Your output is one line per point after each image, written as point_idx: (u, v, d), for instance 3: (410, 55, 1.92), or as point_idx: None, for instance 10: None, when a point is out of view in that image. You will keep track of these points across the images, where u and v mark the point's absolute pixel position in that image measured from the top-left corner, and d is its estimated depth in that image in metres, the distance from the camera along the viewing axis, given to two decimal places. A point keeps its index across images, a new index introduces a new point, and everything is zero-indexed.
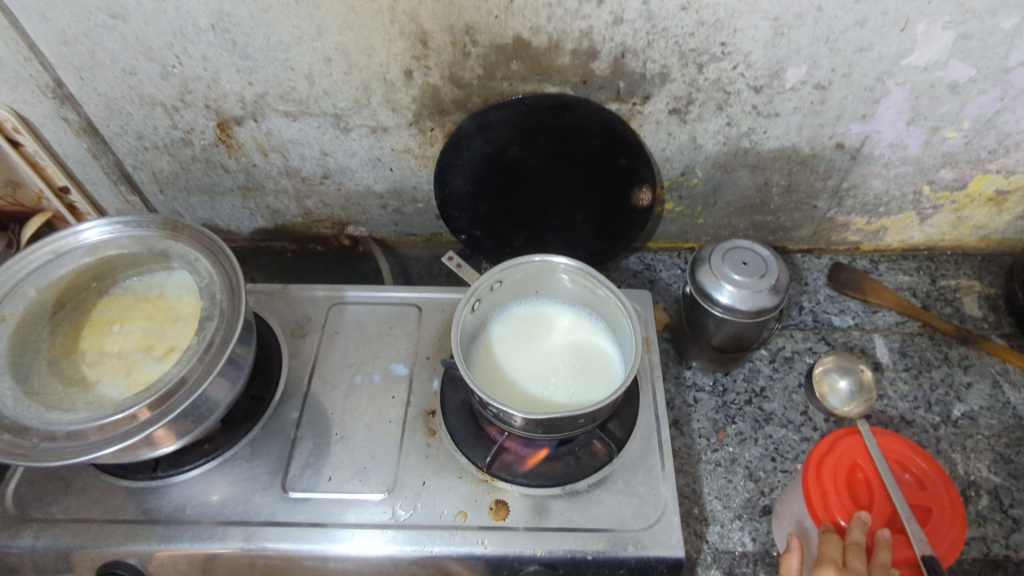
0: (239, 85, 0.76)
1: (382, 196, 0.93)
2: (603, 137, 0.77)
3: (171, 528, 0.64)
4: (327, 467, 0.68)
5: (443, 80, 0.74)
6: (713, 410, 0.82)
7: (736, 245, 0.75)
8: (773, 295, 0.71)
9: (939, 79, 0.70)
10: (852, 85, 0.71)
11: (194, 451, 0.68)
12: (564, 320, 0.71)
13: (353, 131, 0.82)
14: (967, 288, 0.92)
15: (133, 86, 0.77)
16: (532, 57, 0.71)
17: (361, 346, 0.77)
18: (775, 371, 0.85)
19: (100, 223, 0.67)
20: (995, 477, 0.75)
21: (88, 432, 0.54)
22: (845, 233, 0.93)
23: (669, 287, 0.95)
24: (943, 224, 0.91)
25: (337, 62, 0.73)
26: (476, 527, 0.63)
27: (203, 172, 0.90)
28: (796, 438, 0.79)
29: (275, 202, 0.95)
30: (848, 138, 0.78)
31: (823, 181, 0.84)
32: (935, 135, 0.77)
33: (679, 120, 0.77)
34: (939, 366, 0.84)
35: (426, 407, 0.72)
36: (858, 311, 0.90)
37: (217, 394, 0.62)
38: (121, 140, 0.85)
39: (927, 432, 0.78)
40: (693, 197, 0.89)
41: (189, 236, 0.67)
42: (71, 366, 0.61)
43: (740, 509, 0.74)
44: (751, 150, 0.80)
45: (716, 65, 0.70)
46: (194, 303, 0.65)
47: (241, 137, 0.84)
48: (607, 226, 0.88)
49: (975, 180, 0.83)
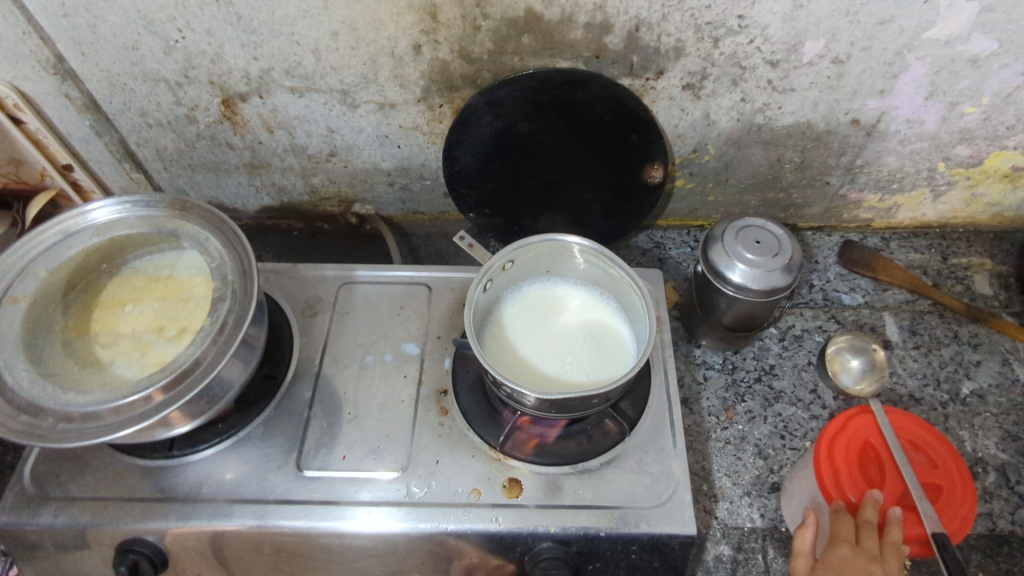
0: (244, 60, 0.75)
1: (389, 174, 0.92)
2: (615, 113, 0.76)
3: (188, 506, 0.64)
4: (341, 446, 0.68)
5: (452, 55, 0.73)
6: (723, 388, 0.82)
7: (749, 224, 0.74)
8: (785, 274, 0.71)
9: (960, 53, 0.69)
10: (870, 59, 0.70)
11: (209, 430, 0.68)
12: (576, 300, 0.71)
13: (360, 107, 0.80)
14: (978, 266, 0.92)
15: (136, 61, 0.76)
16: (544, 31, 0.69)
17: (371, 326, 0.77)
18: (785, 349, 0.85)
19: (108, 203, 0.66)
20: (1003, 454, 0.75)
21: (104, 413, 0.54)
22: (857, 210, 0.92)
23: (679, 265, 0.94)
24: (957, 201, 0.90)
25: (344, 36, 0.71)
26: (490, 504, 0.64)
27: (208, 150, 0.89)
28: (805, 416, 0.79)
29: (281, 180, 0.94)
30: (864, 114, 0.77)
31: (837, 158, 0.83)
32: (953, 111, 0.76)
33: (693, 95, 0.76)
34: (948, 344, 0.84)
35: (438, 386, 0.72)
36: (868, 289, 0.90)
37: (231, 374, 0.62)
38: (124, 117, 0.84)
39: (935, 410, 0.79)
40: (704, 175, 0.88)
41: (198, 216, 0.67)
42: (85, 346, 0.61)
43: (749, 486, 0.74)
44: (765, 126, 0.79)
45: (733, 38, 0.68)
46: (205, 283, 0.64)
47: (247, 113, 0.82)
48: (617, 204, 0.87)
49: (991, 156, 0.82)
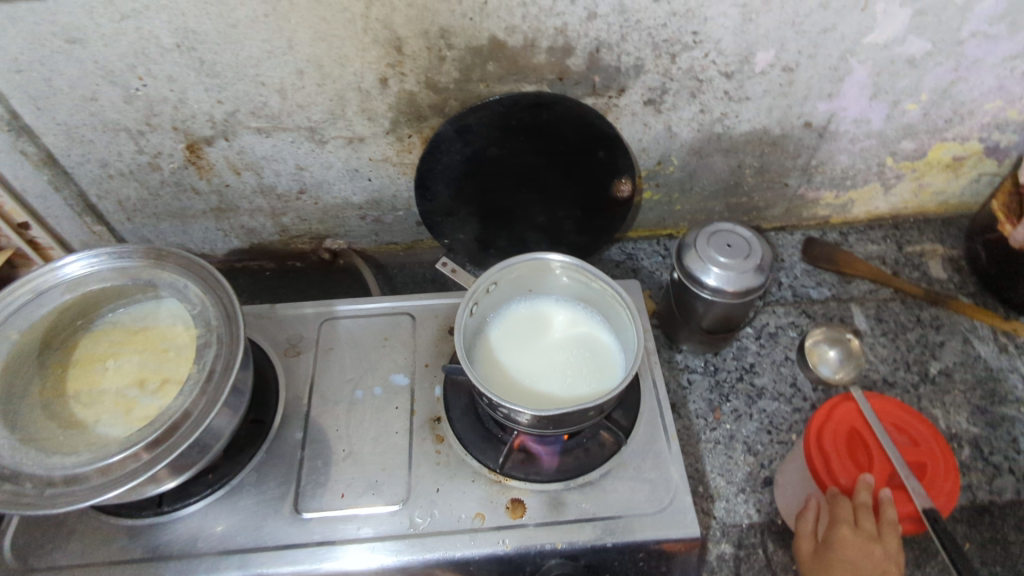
0: (208, 104, 0.74)
1: (360, 207, 0.92)
2: (582, 132, 0.78)
3: (184, 563, 0.62)
4: (339, 484, 0.67)
5: (419, 86, 0.74)
6: (708, 389, 0.84)
7: (719, 229, 0.77)
8: (758, 274, 0.73)
9: (898, 55, 0.73)
10: (817, 65, 0.74)
11: (199, 481, 0.66)
12: (561, 316, 0.72)
13: (329, 143, 0.80)
14: (932, 252, 0.97)
15: (95, 112, 0.74)
16: (508, 57, 0.71)
17: (357, 360, 0.76)
18: (762, 347, 0.87)
19: (81, 257, 0.64)
20: (975, 428, 0.79)
21: (90, 474, 0.52)
22: (815, 209, 0.97)
23: (652, 274, 0.97)
24: (906, 193, 0.95)
25: (310, 74, 0.71)
26: (495, 527, 0.64)
27: (173, 196, 0.87)
28: (789, 409, 0.81)
29: (249, 222, 0.93)
30: (815, 117, 0.81)
31: (793, 160, 0.87)
32: (896, 109, 0.80)
33: (654, 110, 0.79)
34: (913, 328, 0.88)
35: (431, 414, 0.72)
36: (833, 282, 0.94)
37: (220, 423, 0.60)
38: (83, 169, 0.82)
39: (909, 392, 0.82)
40: (670, 185, 0.91)
41: (175, 263, 0.65)
42: (65, 407, 0.59)
43: (742, 483, 0.76)
44: (724, 134, 0.83)
45: (689, 54, 0.72)
46: (187, 332, 0.63)
47: (212, 157, 0.82)
48: (589, 219, 0.89)
49: (933, 149, 0.87)
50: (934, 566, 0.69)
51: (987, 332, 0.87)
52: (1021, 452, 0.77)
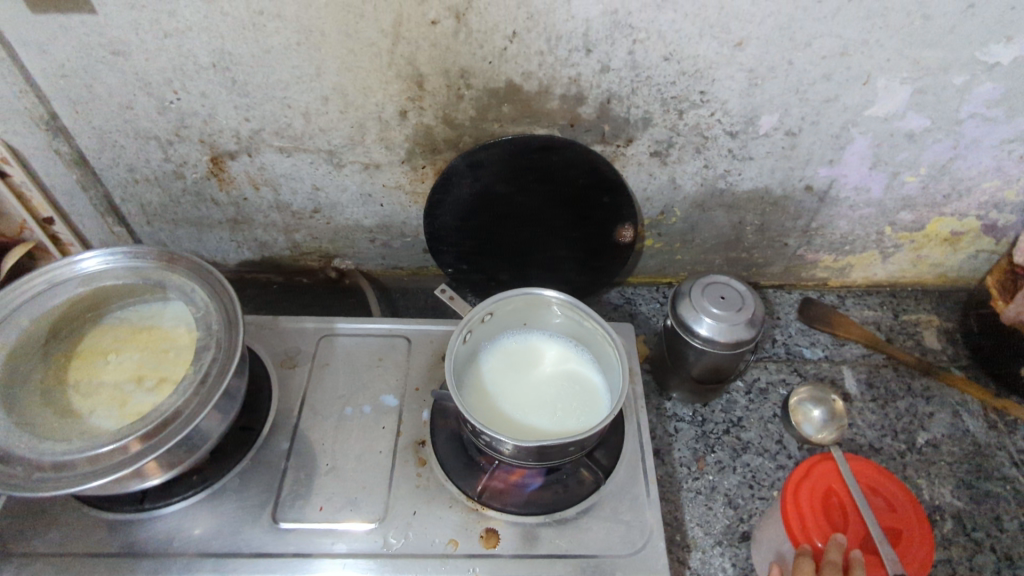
0: (236, 121, 0.78)
1: (370, 231, 0.95)
2: (588, 176, 0.81)
3: (158, 561, 0.63)
4: (318, 497, 0.68)
5: (436, 120, 0.78)
6: (693, 439, 0.84)
7: (714, 280, 0.78)
8: (749, 328, 0.75)
9: (898, 128, 0.76)
10: (819, 132, 0.77)
11: (182, 482, 0.67)
12: (552, 351, 0.74)
13: (346, 167, 0.84)
14: (927, 323, 0.98)
15: (129, 120, 0.78)
16: (523, 101, 0.75)
17: (351, 377, 0.78)
18: (751, 402, 0.88)
19: (98, 253, 0.67)
20: (959, 501, 0.79)
21: (79, 462, 0.54)
22: (814, 270, 0.98)
23: (649, 320, 0.98)
24: (904, 262, 0.96)
25: (334, 101, 0.75)
26: (467, 555, 0.64)
27: (193, 205, 0.91)
28: (772, 465, 0.82)
29: (263, 235, 0.97)
30: (815, 181, 0.83)
31: (794, 221, 0.90)
32: (895, 180, 0.83)
33: (660, 162, 0.82)
34: (903, 396, 0.89)
35: (416, 437, 0.73)
36: (827, 343, 0.95)
37: (210, 424, 0.62)
38: (111, 172, 0.86)
39: (894, 459, 0.82)
40: (672, 235, 0.93)
41: (186, 267, 0.68)
42: (63, 396, 0.61)
43: (720, 536, 0.76)
44: (727, 190, 0.85)
45: (695, 111, 0.75)
46: (189, 334, 0.65)
47: (234, 171, 0.85)
48: (590, 261, 0.91)
49: (931, 221, 0.89)
50: None
51: (977, 406, 0.87)
52: (1004, 529, 0.76)
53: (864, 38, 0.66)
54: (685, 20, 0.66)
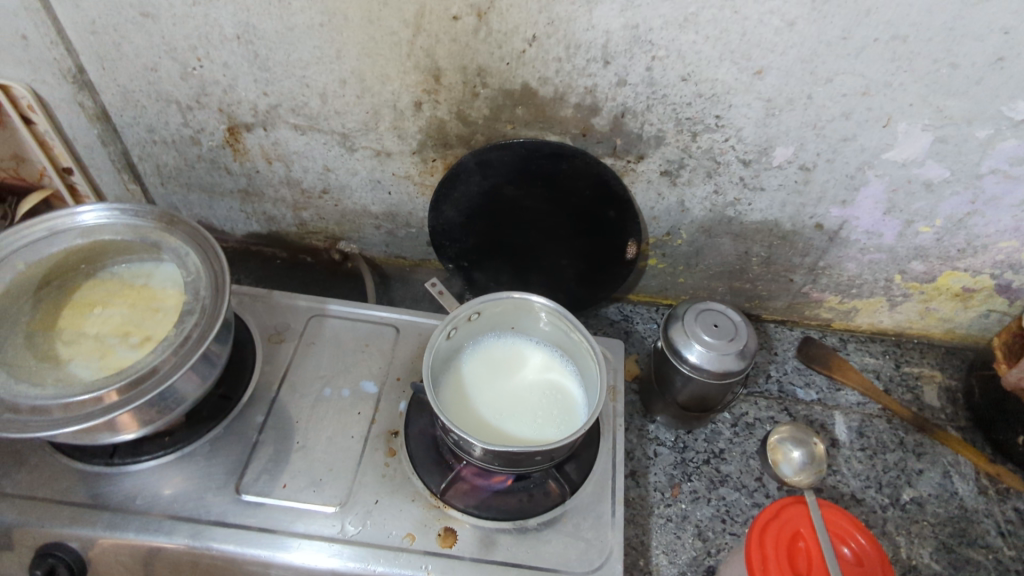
0: (254, 94, 0.79)
1: (376, 217, 0.95)
2: (596, 188, 0.80)
3: (119, 516, 0.64)
4: (284, 474, 0.68)
5: (449, 115, 0.78)
6: (671, 465, 0.83)
7: (709, 307, 0.77)
8: (739, 359, 0.73)
9: (916, 176, 0.74)
10: (834, 170, 0.75)
11: (154, 442, 0.68)
12: (536, 358, 0.73)
13: (357, 151, 0.85)
14: (929, 377, 0.95)
15: (153, 82, 0.80)
16: (537, 106, 0.75)
17: (334, 359, 0.78)
18: (735, 435, 0.86)
19: (98, 207, 0.69)
20: (936, 564, 0.76)
21: (52, 408, 0.55)
22: (818, 309, 0.96)
23: (643, 339, 0.97)
24: (912, 312, 0.94)
25: (351, 85, 0.76)
26: (422, 551, 0.64)
27: (206, 172, 0.92)
28: (748, 502, 0.80)
29: (271, 210, 0.98)
30: (826, 220, 0.82)
31: (801, 258, 0.88)
32: (909, 228, 0.81)
33: (669, 181, 0.81)
34: (893, 449, 0.86)
35: (389, 426, 0.73)
36: (822, 386, 0.93)
37: (186, 388, 0.62)
38: (131, 131, 0.87)
39: (875, 512, 0.80)
40: (676, 257, 0.92)
41: (184, 231, 0.69)
42: (47, 341, 0.62)
43: (685, 566, 0.74)
44: (735, 219, 0.84)
45: (709, 135, 0.74)
46: (177, 296, 0.66)
47: (249, 143, 0.86)
48: (590, 273, 0.90)
49: (943, 275, 0.87)
50: None
51: (969, 469, 0.85)
52: None
53: (887, 80, 0.65)
54: (706, 42, 0.65)
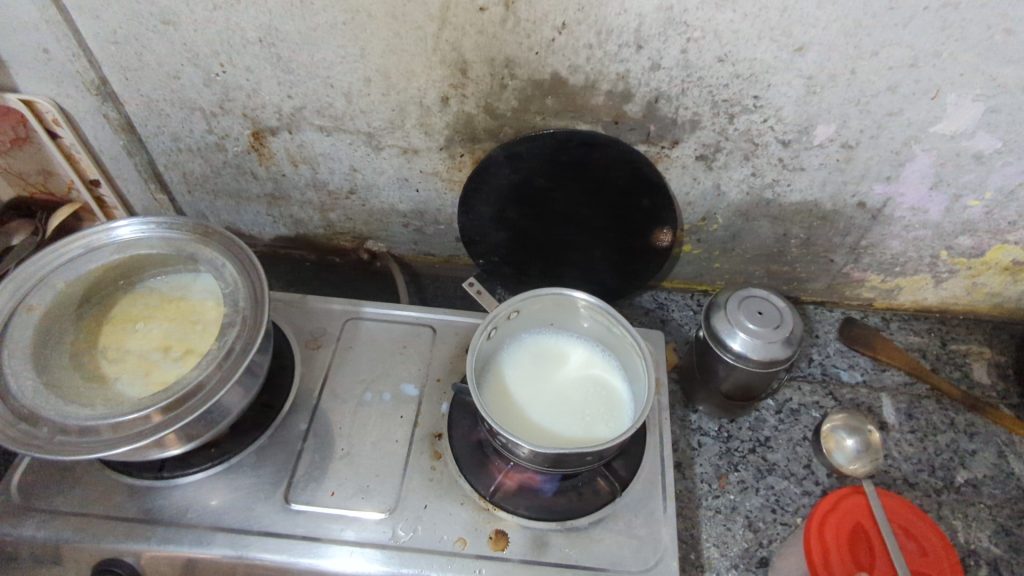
0: (278, 97, 0.78)
1: (404, 215, 0.94)
2: (630, 177, 0.78)
3: (171, 530, 0.64)
4: (331, 482, 0.68)
5: (477, 109, 0.76)
6: (717, 455, 0.82)
7: (752, 294, 0.75)
8: (785, 347, 0.71)
9: (965, 149, 0.71)
10: (878, 147, 0.72)
11: (201, 454, 0.68)
12: (577, 354, 0.72)
13: (384, 150, 0.83)
14: (977, 354, 0.93)
15: (176, 90, 0.79)
16: (568, 95, 0.73)
17: (373, 363, 0.78)
18: (780, 422, 0.85)
19: (134, 222, 0.68)
20: (996, 548, 0.75)
21: (101, 428, 0.55)
22: (860, 289, 0.94)
23: (681, 327, 0.96)
24: (958, 289, 0.91)
25: (376, 83, 0.74)
26: (474, 555, 0.63)
27: (232, 177, 0.92)
28: (798, 491, 0.79)
29: (299, 212, 0.97)
30: (870, 197, 0.79)
31: (842, 238, 0.85)
32: (957, 203, 0.78)
33: (705, 166, 0.78)
34: (944, 431, 0.85)
35: (433, 429, 0.72)
36: (867, 367, 0.91)
37: (230, 400, 0.62)
38: (156, 140, 0.87)
39: (929, 496, 0.79)
40: (711, 242, 0.90)
41: (219, 241, 0.69)
42: (92, 360, 0.62)
43: (737, 559, 0.74)
44: (774, 201, 0.82)
45: (747, 116, 0.71)
46: (217, 309, 0.66)
47: (274, 147, 0.85)
48: (624, 263, 0.89)
49: (992, 249, 0.84)
50: None
51: None
52: None
53: (937, 50, 0.62)
54: (745, 20, 0.62)
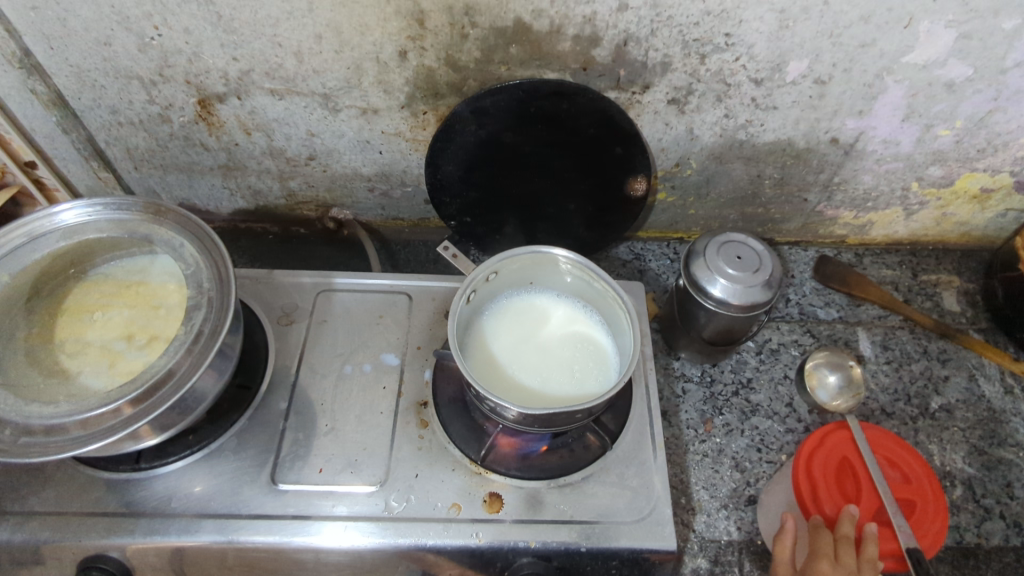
0: (223, 60, 0.72)
1: (369, 179, 0.90)
2: (601, 125, 0.75)
3: (156, 521, 0.62)
4: (318, 459, 0.66)
5: (438, 62, 0.72)
6: (701, 400, 0.83)
7: (730, 239, 0.74)
8: (765, 290, 0.71)
9: (937, 78, 0.70)
10: (851, 80, 0.71)
11: (179, 442, 0.66)
12: (559, 312, 0.71)
13: (342, 111, 0.79)
14: (947, 283, 0.95)
15: (108, 58, 0.73)
16: (533, 42, 0.69)
17: (350, 335, 0.75)
18: (761, 363, 0.86)
19: (78, 205, 0.63)
20: (970, 468, 0.78)
21: (70, 426, 0.52)
22: (833, 227, 0.95)
23: (658, 277, 0.95)
24: (928, 220, 0.93)
25: (328, 40, 0.69)
26: (470, 519, 0.63)
27: (181, 150, 0.86)
28: (781, 429, 0.81)
29: (256, 183, 0.92)
30: (842, 133, 0.78)
31: (816, 176, 0.85)
32: (928, 133, 0.78)
33: (677, 110, 0.76)
34: (918, 359, 0.87)
35: (418, 397, 0.71)
36: (842, 304, 0.92)
37: (204, 385, 0.59)
38: (93, 114, 0.81)
39: (906, 424, 0.81)
40: (686, 188, 0.88)
41: (174, 220, 0.64)
42: (50, 355, 0.59)
43: (726, 499, 0.76)
44: (747, 142, 0.80)
45: (719, 56, 0.69)
46: (179, 291, 0.62)
47: (224, 114, 0.80)
48: (599, 215, 0.87)
49: (962, 178, 0.84)
50: None
51: (994, 371, 0.86)
52: (1013, 497, 0.76)
53: None
54: None
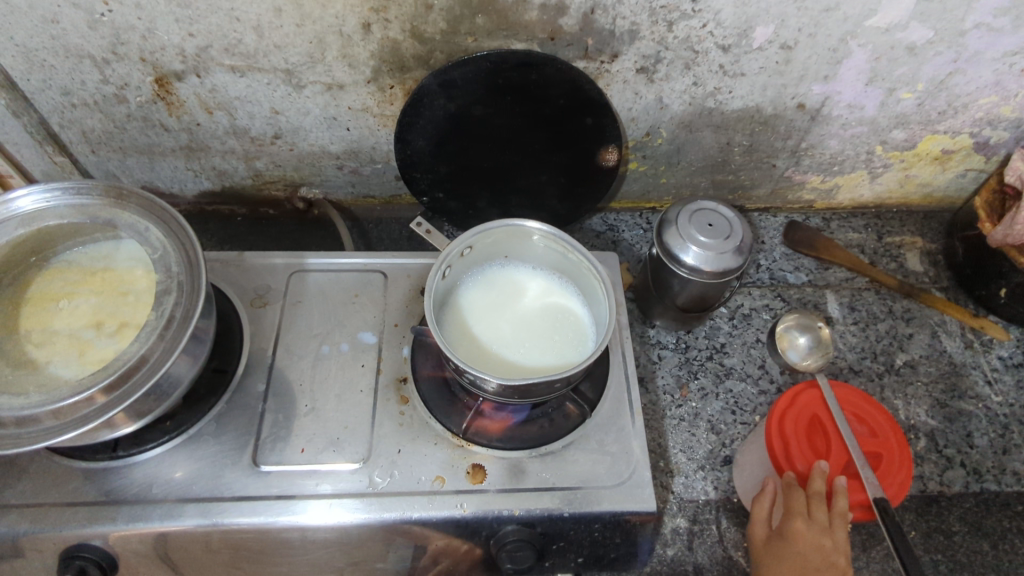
0: (178, 37, 0.70)
1: (337, 157, 0.89)
2: (570, 96, 0.75)
3: (138, 508, 0.61)
4: (299, 439, 0.66)
5: (403, 34, 0.70)
6: (677, 366, 0.85)
7: (701, 207, 0.75)
8: (737, 256, 0.72)
9: (899, 41, 0.71)
10: (816, 45, 0.71)
11: (156, 428, 0.65)
12: (534, 285, 0.71)
13: (306, 87, 0.77)
14: (911, 244, 0.98)
15: (57, 36, 0.69)
16: (498, 12, 0.68)
17: (326, 315, 0.75)
18: (734, 328, 0.88)
19: (35, 190, 0.61)
20: (933, 421, 0.82)
21: (42, 417, 0.51)
22: (801, 192, 0.96)
23: (632, 247, 0.96)
24: (893, 182, 0.95)
25: (288, 13, 0.67)
26: (453, 491, 0.64)
27: (140, 131, 0.84)
28: (754, 391, 0.83)
29: (221, 163, 0.90)
30: (809, 99, 0.79)
31: (783, 141, 0.86)
32: (891, 97, 0.79)
33: (646, 79, 0.76)
34: (884, 319, 0.90)
35: (397, 374, 0.71)
36: (811, 267, 0.95)
37: (179, 370, 0.59)
38: (44, 97, 0.78)
39: (872, 381, 0.84)
40: (656, 157, 0.89)
41: (136, 203, 0.63)
42: (16, 346, 0.57)
43: (703, 460, 0.78)
44: (716, 110, 0.81)
45: (686, 22, 0.69)
46: (147, 276, 0.61)
47: (183, 94, 0.78)
48: (572, 186, 0.87)
49: (924, 140, 0.86)
50: (877, 552, 0.73)
51: (955, 327, 0.90)
52: (974, 446, 0.80)
53: None
54: None
